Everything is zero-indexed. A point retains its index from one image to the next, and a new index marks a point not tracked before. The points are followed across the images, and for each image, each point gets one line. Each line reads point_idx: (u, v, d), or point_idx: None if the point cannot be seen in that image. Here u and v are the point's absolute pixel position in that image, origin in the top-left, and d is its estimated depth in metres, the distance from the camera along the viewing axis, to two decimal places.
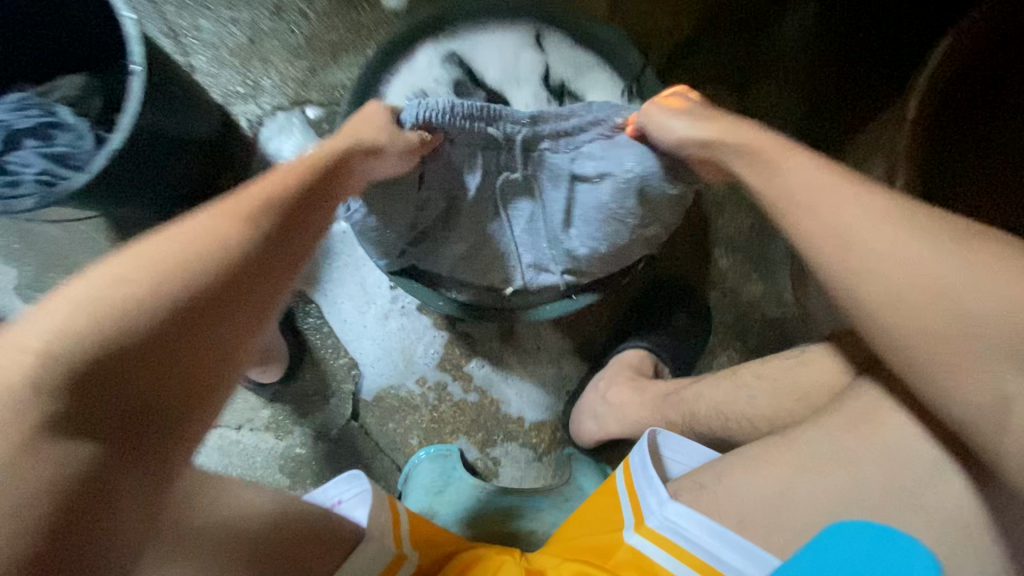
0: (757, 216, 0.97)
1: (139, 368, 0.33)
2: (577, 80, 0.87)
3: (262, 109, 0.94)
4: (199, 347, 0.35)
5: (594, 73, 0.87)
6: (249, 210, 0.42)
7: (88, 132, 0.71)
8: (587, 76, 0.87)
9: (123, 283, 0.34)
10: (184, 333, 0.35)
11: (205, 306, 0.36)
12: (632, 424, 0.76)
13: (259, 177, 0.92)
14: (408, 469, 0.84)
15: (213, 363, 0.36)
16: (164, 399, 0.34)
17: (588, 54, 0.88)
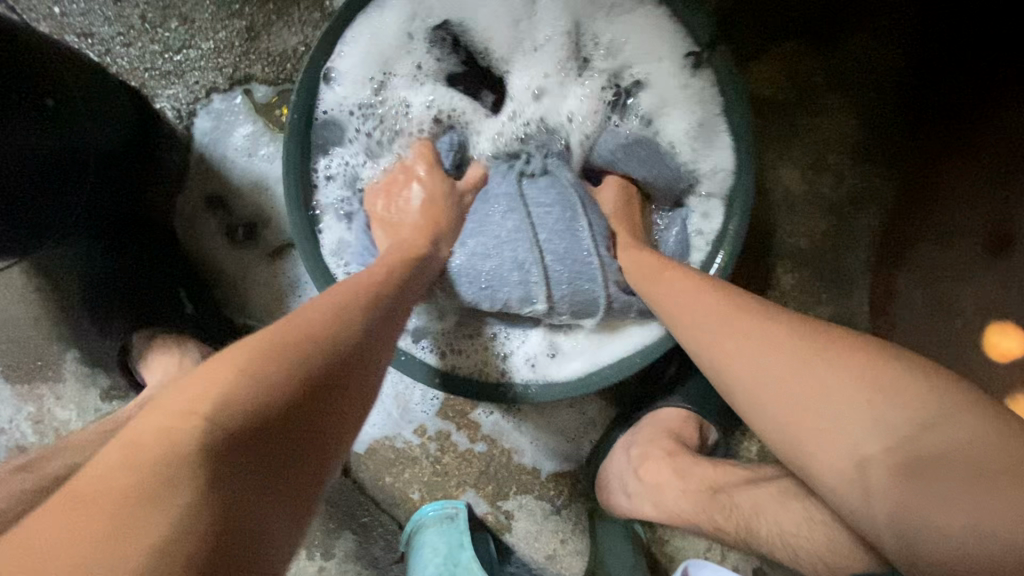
0: (833, 219, 0.77)
1: (240, 475, 0.31)
2: (618, 52, 0.63)
3: (194, 93, 0.72)
4: (291, 497, 0.33)
5: (641, 40, 0.62)
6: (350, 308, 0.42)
7: None
8: (629, 43, 0.63)
9: (210, 408, 0.32)
10: (272, 492, 0.32)
11: (304, 412, 0.35)
12: (668, 511, 0.63)
13: (202, 184, 0.73)
14: (409, 531, 0.75)
15: (315, 464, 0.35)
16: (263, 506, 0.32)
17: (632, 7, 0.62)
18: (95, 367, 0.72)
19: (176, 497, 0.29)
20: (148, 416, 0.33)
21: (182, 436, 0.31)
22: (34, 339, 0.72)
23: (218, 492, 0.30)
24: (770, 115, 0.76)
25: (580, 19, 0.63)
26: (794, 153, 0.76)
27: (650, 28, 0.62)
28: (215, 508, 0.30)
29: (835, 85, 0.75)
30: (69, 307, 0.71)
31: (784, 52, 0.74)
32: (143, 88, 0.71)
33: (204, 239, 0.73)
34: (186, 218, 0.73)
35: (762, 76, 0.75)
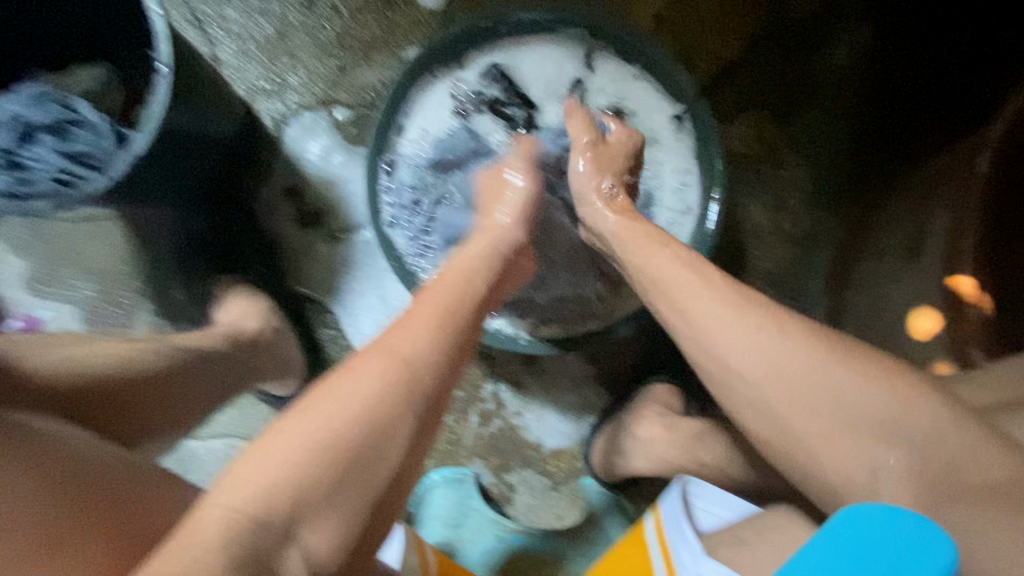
0: (794, 250, 0.93)
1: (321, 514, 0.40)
2: (628, 102, 0.82)
3: (287, 109, 0.90)
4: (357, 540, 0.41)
5: (644, 94, 0.82)
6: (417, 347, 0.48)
7: (110, 130, 0.67)
8: (634, 96, 0.82)
9: (295, 471, 0.39)
10: (375, 488, 0.42)
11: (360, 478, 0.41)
12: (659, 461, 0.74)
13: (282, 180, 0.89)
14: (421, 491, 0.82)
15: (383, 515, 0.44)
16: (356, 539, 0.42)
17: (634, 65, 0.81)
18: (168, 319, 0.84)
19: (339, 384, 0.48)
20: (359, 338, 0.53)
21: (341, 423, 0.41)
22: (118, 288, 0.84)
23: (334, 471, 0.40)
24: (742, 166, 0.94)
25: (599, 78, 0.82)
26: (762, 195, 0.94)
27: (650, 87, 0.82)
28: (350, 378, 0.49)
29: (792, 147, 0.94)
30: (158, 265, 0.84)
31: (750, 121, 0.94)
32: (249, 101, 0.90)
33: (276, 222, 0.88)
34: (264, 207, 0.88)
35: (736, 136, 0.94)
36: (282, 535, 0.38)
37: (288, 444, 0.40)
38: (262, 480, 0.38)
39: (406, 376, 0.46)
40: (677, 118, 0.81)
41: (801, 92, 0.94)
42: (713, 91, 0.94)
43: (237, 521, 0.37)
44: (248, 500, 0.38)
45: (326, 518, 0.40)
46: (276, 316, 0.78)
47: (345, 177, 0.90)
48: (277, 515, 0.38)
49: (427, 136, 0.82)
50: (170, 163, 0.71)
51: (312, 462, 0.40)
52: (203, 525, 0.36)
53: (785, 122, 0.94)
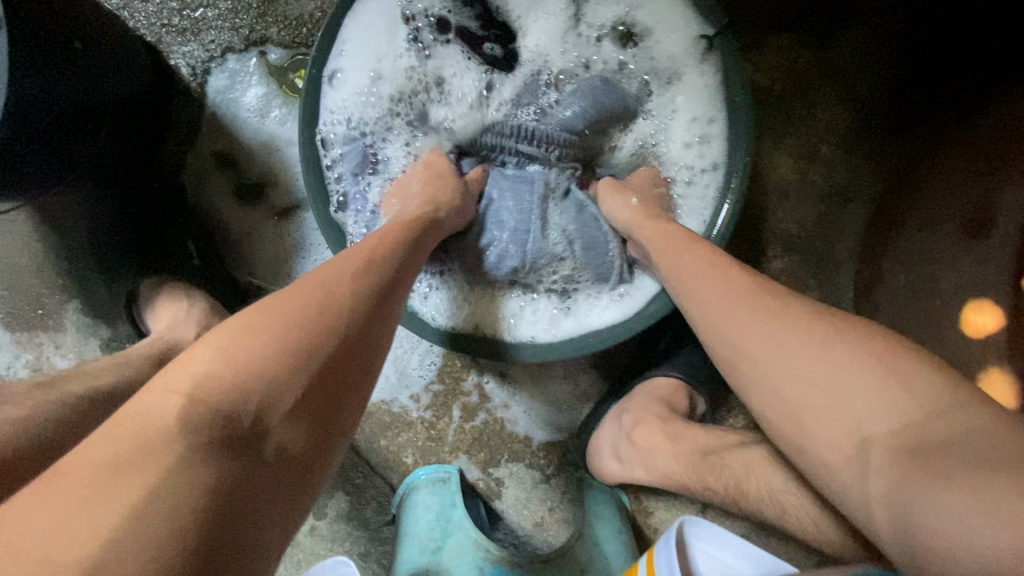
0: (824, 208, 0.79)
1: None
2: (638, 17, 0.65)
3: (208, 52, 0.72)
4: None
5: (660, 3, 0.64)
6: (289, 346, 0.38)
7: None
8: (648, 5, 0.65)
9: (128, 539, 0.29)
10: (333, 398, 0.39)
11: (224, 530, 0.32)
12: (659, 472, 0.66)
13: (211, 142, 0.74)
14: (402, 493, 0.76)
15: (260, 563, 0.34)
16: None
17: None
18: (97, 320, 0.73)
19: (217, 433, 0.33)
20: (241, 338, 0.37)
21: (290, 334, 0.37)
22: (34, 287, 0.72)
23: (291, 382, 0.36)
24: (770, 104, 0.79)
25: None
26: (792, 142, 0.79)
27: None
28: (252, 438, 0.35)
29: (830, 76, 0.78)
30: (76, 258, 0.71)
31: (782, 44, 0.78)
32: (159, 44, 0.72)
33: (210, 195, 0.74)
34: (193, 176, 0.73)
35: (764, 66, 0.78)
36: (251, 431, 0.34)
37: (239, 352, 0.36)
38: (214, 377, 0.35)
39: (353, 293, 0.42)
40: (705, 40, 0.62)
41: (846, 12, 0.76)
42: (736, 11, 0.77)
43: (199, 413, 0.33)
44: (213, 390, 0.34)
45: (292, 418, 0.36)
46: (217, 320, 0.67)
47: (288, 137, 0.74)
48: (248, 404, 0.35)
49: (379, 71, 0.66)
50: (52, 143, 0.56)
51: (265, 367, 0.36)
52: (158, 410, 0.33)
53: (824, 48, 0.77)
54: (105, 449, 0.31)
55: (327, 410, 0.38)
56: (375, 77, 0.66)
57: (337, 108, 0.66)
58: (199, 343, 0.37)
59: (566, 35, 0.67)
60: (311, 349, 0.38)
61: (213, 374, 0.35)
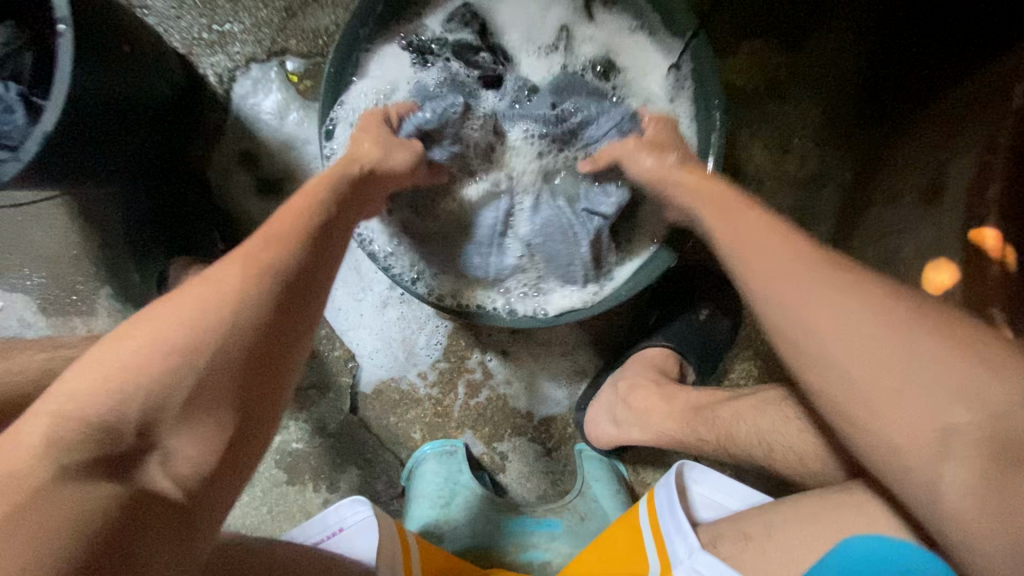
0: (797, 194, 0.86)
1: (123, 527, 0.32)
2: (617, 51, 0.73)
3: (233, 62, 0.80)
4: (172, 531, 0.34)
5: (638, 44, 0.73)
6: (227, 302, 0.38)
7: (18, 102, 0.59)
8: (628, 47, 0.73)
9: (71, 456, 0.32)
10: (241, 395, 0.37)
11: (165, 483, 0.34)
12: (653, 431, 0.71)
13: (236, 143, 0.81)
14: (410, 465, 0.80)
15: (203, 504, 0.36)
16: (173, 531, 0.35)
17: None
18: (129, 304, 0.79)
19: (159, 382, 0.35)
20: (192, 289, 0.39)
21: (186, 335, 0.36)
22: (71, 275, 0.78)
23: (187, 384, 0.35)
24: (743, 103, 0.85)
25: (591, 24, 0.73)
26: (766, 134, 0.86)
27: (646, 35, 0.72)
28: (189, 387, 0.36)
29: (799, 81, 0.84)
30: (111, 248, 0.78)
31: (753, 49, 0.84)
32: (190, 55, 0.80)
33: (234, 192, 0.81)
34: (218, 174, 0.81)
35: (738, 68, 0.85)
36: (136, 440, 0.34)
37: (127, 356, 0.35)
38: (94, 390, 0.33)
39: (253, 297, 0.39)
40: (675, 66, 0.71)
41: (813, 16, 0.83)
42: (710, 15, 0.83)
43: (71, 426, 0.32)
44: (93, 403, 0.33)
45: (188, 427, 0.35)
46: None
47: (305, 138, 0.81)
48: (130, 418, 0.33)
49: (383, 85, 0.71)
50: (95, 137, 0.63)
51: (156, 369, 0.34)
52: (29, 430, 0.32)
53: (795, 50, 0.84)
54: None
55: (241, 401, 0.37)
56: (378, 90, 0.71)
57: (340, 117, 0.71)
58: (104, 342, 0.36)
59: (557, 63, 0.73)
60: (219, 345, 0.36)
61: (87, 395, 0.33)
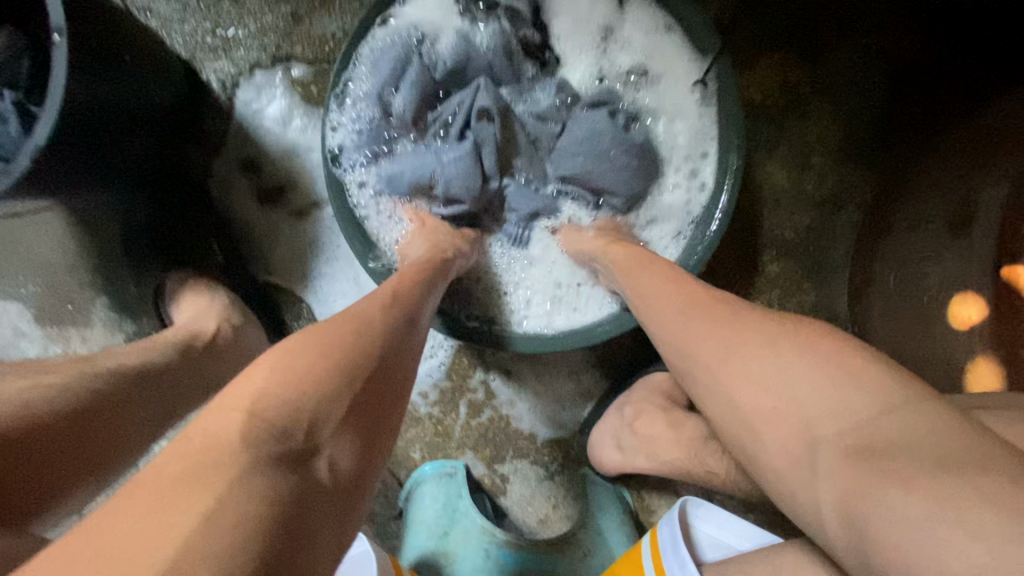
0: (815, 216, 0.83)
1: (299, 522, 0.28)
2: (650, 60, 0.70)
3: (237, 69, 0.78)
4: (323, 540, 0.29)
5: (670, 51, 0.69)
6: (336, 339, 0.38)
7: (13, 112, 0.57)
8: (660, 53, 0.70)
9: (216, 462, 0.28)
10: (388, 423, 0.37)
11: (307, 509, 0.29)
12: (660, 459, 0.68)
13: (237, 150, 0.79)
14: (408, 488, 0.78)
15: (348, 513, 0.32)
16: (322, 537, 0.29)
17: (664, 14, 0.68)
18: (123, 314, 0.77)
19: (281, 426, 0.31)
20: (296, 342, 0.36)
21: (341, 350, 0.37)
22: (66, 284, 0.77)
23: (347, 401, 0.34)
24: (761, 117, 0.82)
25: (629, 25, 0.70)
26: (784, 153, 0.83)
27: (678, 39, 0.69)
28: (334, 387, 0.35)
29: (820, 96, 0.82)
30: (107, 256, 0.76)
31: (774, 62, 0.81)
32: (192, 60, 0.78)
33: (235, 200, 0.79)
34: (219, 181, 0.79)
35: (757, 81, 0.81)
36: (308, 437, 0.31)
37: (293, 368, 0.34)
38: (276, 390, 0.32)
39: (368, 326, 0.41)
40: (702, 80, 0.68)
41: (836, 31, 0.80)
42: (730, 27, 0.81)
43: (259, 423, 0.30)
44: (272, 402, 0.32)
45: (345, 435, 0.34)
46: (237, 312, 0.71)
47: (308, 148, 0.79)
48: (277, 442, 0.30)
49: (401, 72, 0.65)
50: (92, 146, 0.61)
51: (322, 376, 0.34)
52: (217, 424, 0.30)
53: (815, 65, 0.81)
54: (177, 462, 0.28)
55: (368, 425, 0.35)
56: (387, 70, 0.64)
57: (346, 101, 0.66)
58: (253, 369, 0.34)
59: (595, 66, 0.71)
60: (372, 365, 0.38)
61: (274, 388, 0.32)
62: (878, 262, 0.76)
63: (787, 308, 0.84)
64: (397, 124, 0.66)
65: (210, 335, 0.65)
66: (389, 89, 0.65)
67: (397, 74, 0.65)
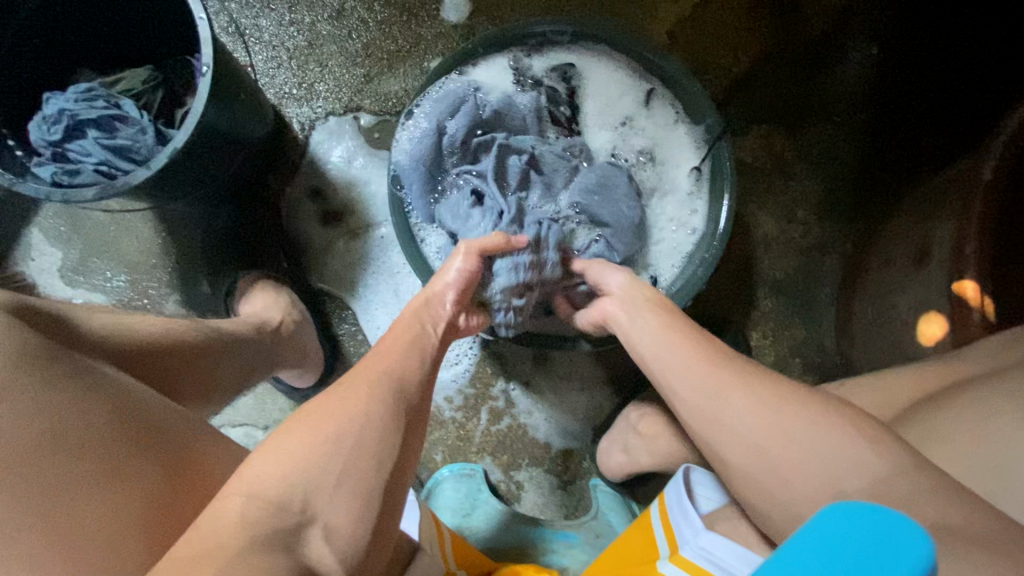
0: (801, 259, 0.95)
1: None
2: (658, 146, 0.84)
3: (314, 114, 0.94)
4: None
5: (676, 139, 0.84)
6: (347, 415, 0.49)
7: (150, 126, 0.71)
8: (668, 142, 0.84)
9: (256, 506, 0.42)
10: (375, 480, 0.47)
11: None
12: (664, 456, 0.74)
13: (307, 179, 0.93)
14: (430, 486, 0.84)
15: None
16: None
17: (668, 98, 0.84)
18: (193, 311, 0.88)
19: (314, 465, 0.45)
20: (317, 409, 0.49)
21: (324, 436, 0.46)
22: (149, 281, 0.88)
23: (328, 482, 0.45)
24: (751, 174, 0.97)
25: (645, 118, 0.85)
26: (771, 205, 0.96)
27: (684, 133, 0.84)
28: (346, 449, 0.47)
29: (800, 159, 0.96)
30: (188, 259, 0.88)
31: (760, 131, 0.97)
32: (279, 106, 0.94)
33: (299, 219, 0.92)
34: (289, 203, 0.92)
35: (747, 144, 0.97)
36: (296, 520, 0.42)
37: (282, 458, 0.45)
38: (271, 478, 0.44)
39: (376, 391, 0.51)
40: (697, 167, 0.82)
41: (812, 108, 0.96)
42: (725, 102, 0.97)
43: (257, 507, 0.42)
44: (266, 491, 0.43)
45: (337, 499, 0.45)
46: (296, 310, 0.82)
47: (366, 179, 0.93)
48: (292, 500, 0.43)
49: (458, 105, 0.78)
50: (201, 157, 0.75)
51: (325, 450, 0.46)
52: (222, 512, 0.41)
53: (795, 133, 0.97)
54: (190, 545, 0.38)
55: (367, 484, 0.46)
56: (447, 102, 0.78)
57: (407, 126, 0.78)
58: (253, 458, 0.46)
59: (611, 142, 0.85)
60: (362, 439, 0.47)
61: (286, 469, 0.44)
62: (857, 297, 0.87)
63: (781, 339, 0.94)
64: (448, 144, 0.78)
65: (275, 325, 0.76)
66: (445, 118, 0.77)
67: (454, 107, 0.78)
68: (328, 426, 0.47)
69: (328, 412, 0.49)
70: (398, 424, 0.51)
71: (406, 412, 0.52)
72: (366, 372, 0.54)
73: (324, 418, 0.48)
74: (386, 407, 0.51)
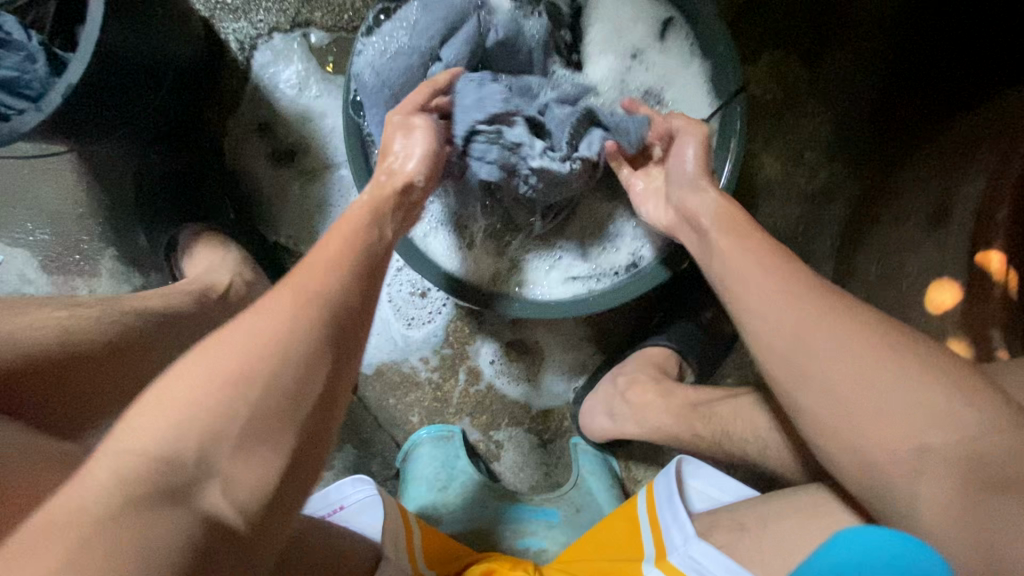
0: (806, 207, 0.86)
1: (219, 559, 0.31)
2: (667, 90, 0.72)
3: (256, 30, 0.79)
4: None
5: (689, 80, 0.72)
6: (260, 341, 0.36)
7: (39, 52, 0.59)
8: (679, 81, 0.72)
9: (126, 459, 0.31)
10: None
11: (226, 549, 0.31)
12: (650, 426, 0.71)
13: (253, 112, 0.80)
14: (407, 450, 0.82)
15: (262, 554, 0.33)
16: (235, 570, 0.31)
17: (687, 29, 0.71)
18: (132, 266, 0.79)
19: (197, 408, 0.33)
20: (235, 334, 0.37)
21: (230, 366, 0.34)
22: (76, 233, 0.78)
23: (240, 419, 0.33)
24: (760, 110, 0.85)
25: (656, 51, 0.72)
26: (780, 146, 0.86)
27: (697, 75, 0.72)
28: (245, 370, 0.34)
29: (816, 94, 0.85)
30: (118, 208, 0.77)
31: (775, 59, 0.85)
32: (211, 19, 0.78)
33: (248, 159, 0.81)
34: (235, 140, 0.80)
35: (758, 75, 0.85)
36: (196, 472, 0.32)
37: (186, 382, 0.34)
38: (158, 428, 0.32)
39: (303, 314, 0.38)
40: (705, 119, 0.71)
41: (836, 32, 0.84)
42: (737, 23, 0.84)
43: None
44: (145, 440, 0.32)
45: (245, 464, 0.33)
46: (248, 269, 0.73)
47: (323, 112, 0.80)
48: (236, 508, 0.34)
49: (454, 29, 0.63)
50: (121, 92, 0.62)
51: (222, 378, 0.34)
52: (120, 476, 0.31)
53: (811, 62, 0.85)
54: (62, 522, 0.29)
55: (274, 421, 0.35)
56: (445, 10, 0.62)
57: (376, 34, 0.64)
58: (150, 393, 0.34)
59: (616, 75, 0.72)
60: (254, 376, 0.34)
61: (168, 403, 0.33)
62: (861, 254, 0.80)
63: None
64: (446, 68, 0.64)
65: (223, 289, 0.67)
66: (436, 44, 0.63)
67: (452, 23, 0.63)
68: (228, 357, 0.35)
69: (236, 341, 0.36)
70: (314, 338, 0.38)
71: (332, 321, 0.39)
72: (299, 299, 0.40)
73: (230, 347, 0.36)
74: (310, 327, 0.38)
